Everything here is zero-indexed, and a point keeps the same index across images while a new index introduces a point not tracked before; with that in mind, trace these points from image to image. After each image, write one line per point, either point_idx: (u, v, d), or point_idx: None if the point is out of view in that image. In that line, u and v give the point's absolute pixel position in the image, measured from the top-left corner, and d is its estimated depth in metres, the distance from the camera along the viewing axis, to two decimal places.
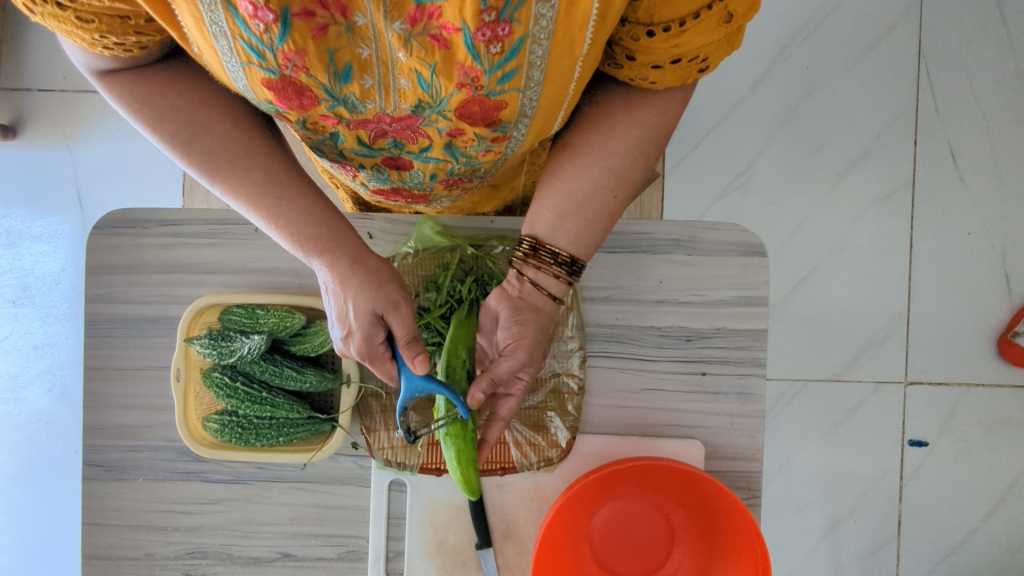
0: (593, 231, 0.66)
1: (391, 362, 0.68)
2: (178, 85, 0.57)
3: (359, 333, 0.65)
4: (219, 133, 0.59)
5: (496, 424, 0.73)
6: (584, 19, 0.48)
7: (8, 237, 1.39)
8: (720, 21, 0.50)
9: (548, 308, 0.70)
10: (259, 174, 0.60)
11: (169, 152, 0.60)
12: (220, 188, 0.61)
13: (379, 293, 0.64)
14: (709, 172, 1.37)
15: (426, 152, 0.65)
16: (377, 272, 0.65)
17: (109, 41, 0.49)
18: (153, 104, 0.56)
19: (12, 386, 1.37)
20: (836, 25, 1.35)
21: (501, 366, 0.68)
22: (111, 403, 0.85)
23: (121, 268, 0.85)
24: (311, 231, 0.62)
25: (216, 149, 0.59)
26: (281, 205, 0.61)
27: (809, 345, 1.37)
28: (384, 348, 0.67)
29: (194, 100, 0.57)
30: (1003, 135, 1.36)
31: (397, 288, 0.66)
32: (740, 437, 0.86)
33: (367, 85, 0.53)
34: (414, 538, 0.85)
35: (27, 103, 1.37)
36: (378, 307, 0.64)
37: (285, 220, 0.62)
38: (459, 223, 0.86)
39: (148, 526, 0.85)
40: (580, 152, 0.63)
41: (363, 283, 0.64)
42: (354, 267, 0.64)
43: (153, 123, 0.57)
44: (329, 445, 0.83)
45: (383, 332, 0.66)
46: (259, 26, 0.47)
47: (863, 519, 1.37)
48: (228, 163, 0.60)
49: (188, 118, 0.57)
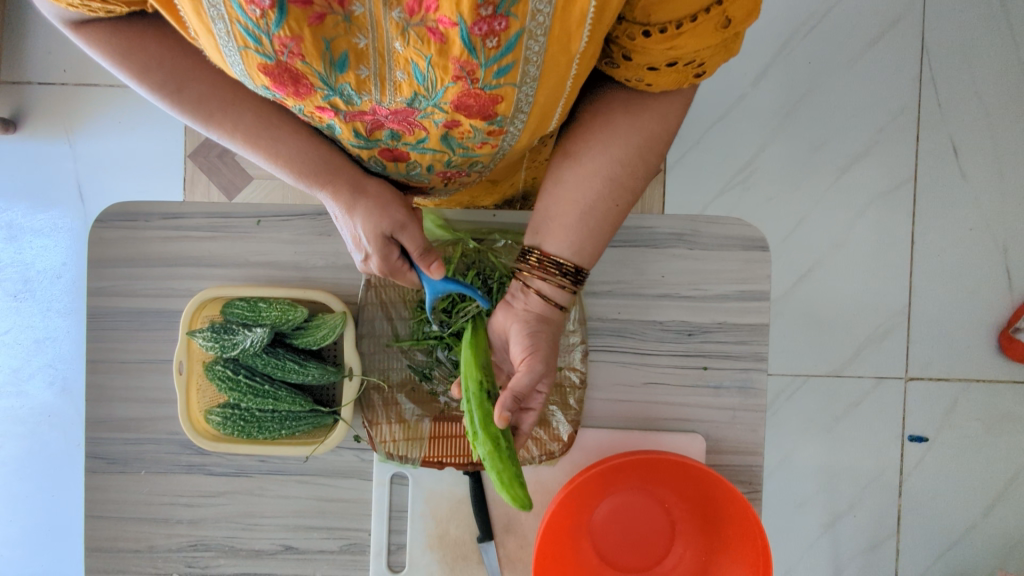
0: (596, 239, 0.66)
1: (413, 272, 0.73)
2: (158, 35, 0.57)
3: (376, 255, 0.69)
4: (207, 79, 0.59)
5: (523, 438, 0.73)
6: (581, 17, 0.48)
7: (10, 230, 1.39)
8: (718, 26, 0.50)
9: (556, 317, 0.69)
10: (252, 116, 0.61)
11: (161, 103, 0.60)
12: (217, 133, 0.62)
13: (385, 215, 0.66)
14: (710, 167, 1.37)
15: (422, 144, 0.64)
16: (380, 196, 0.67)
17: (76, 1, 0.49)
18: (137, 57, 0.56)
19: (14, 380, 1.37)
20: (838, 20, 1.34)
21: (520, 380, 0.65)
22: (113, 396, 0.85)
23: (123, 261, 0.85)
24: (310, 166, 0.64)
25: (207, 96, 0.60)
26: (277, 145, 0.62)
27: (810, 340, 1.37)
28: (401, 262, 0.71)
29: (177, 48, 0.57)
30: (1005, 130, 1.36)
31: (400, 208, 0.68)
32: (742, 431, 0.86)
33: (363, 75, 0.53)
34: (416, 531, 0.85)
35: (29, 96, 1.37)
36: (386, 227, 0.67)
37: (283, 157, 0.63)
38: (461, 217, 0.86)
39: (151, 518, 0.85)
40: (582, 160, 0.63)
41: (368, 208, 0.66)
42: (356, 196, 0.66)
43: (139, 76, 0.57)
44: (333, 437, 0.82)
45: (398, 249, 0.69)
46: (256, 11, 0.47)
47: (863, 513, 1.37)
48: (220, 109, 0.61)
49: (173, 68, 0.58)
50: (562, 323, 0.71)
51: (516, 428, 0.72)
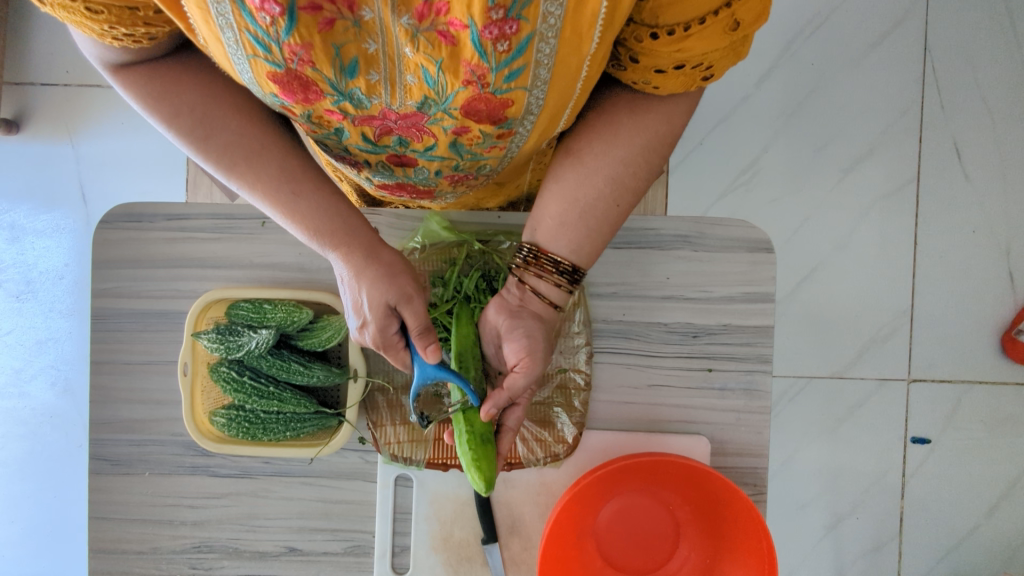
0: (595, 239, 0.66)
1: (405, 352, 0.70)
2: (192, 82, 0.57)
3: (374, 324, 0.66)
4: (235, 130, 0.59)
5: (507, 434, 0.75)
6: (592, 18, 0.47)
7: (12, 231, 1.39)
8: (727, 28, 0.50)
9: (550, 316, 0.70)
10: (275, 169, 0.61)
11: (186, 148, 0.60)
12: (237, 183, 0.62)
13: (393, 285, 0.64)
14: (713, 169, 1.37)
15: (431, 149, 0.64)
16: (391, 264, 0.65)
17: (120, 32, 0.49)
18: (169, 100, 0.56)
19: (16, 381, 1.37)
20: (842, 21, 1.34)
21: (515, 381, 0.68)
22: (118, 397, 0.85)
23: (127, 262, 0.85)
24: (326, 225, 0.62)
25: (233, 145, 0.59)
26: (296, 200, 0.61)
27: (813, 342, 1.37)
28: (398, 337, 0.68)
29: (208, 96, 0.58)
30: (1007, 132, 1.36)
31: (410, 280, 0.66)
32: (746, 433, 0.86)
33: (372, 81, 0.53)
34: (421, 533, 0.85)
35: (32, 97, 1.37)
36: (392, 299, 0.65)
37: (301, 214, 0.62)
38: (466, 219, 0.86)
39: (155, 520, 0.85)
40: (583, 158, 0.63)
41: (376, 275, 0.64)
42: (366, 261, 0.64)
43: (167, 120, 0.57)
44: (337, 439, 0.82)
45: (397, 323, 0.67)
46: (266, 19, 0.47)
47: (865, 515, 1.37)
48: (243, 159, 0.60)
49: (202, 115, 0.58)
50: (557, 321, 0.72)
51: (502, 422, 0.75)
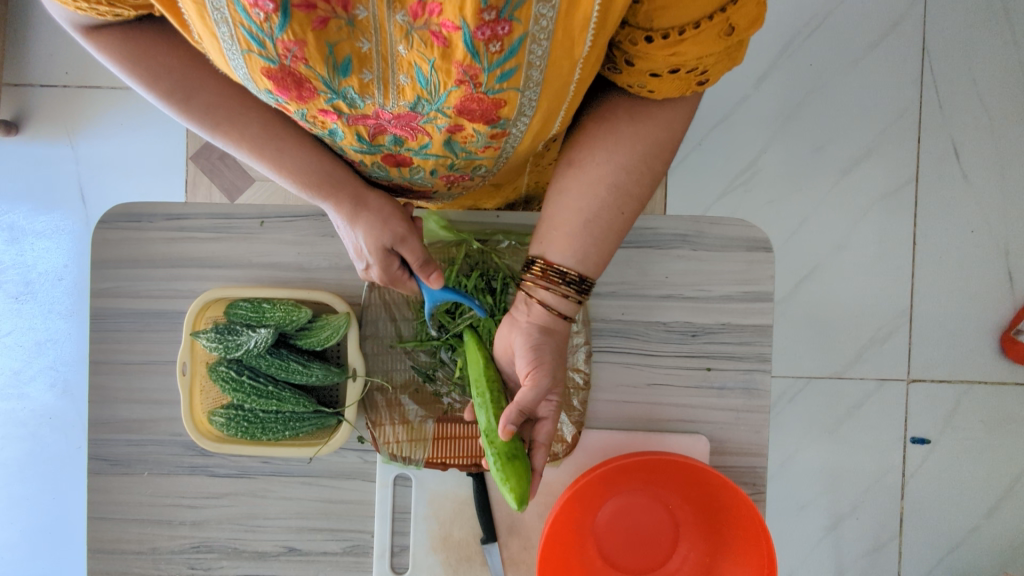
0: (601, 248, 0.66)
1: (413, 281, 0.74)
2: (168, 44, 0.57)
3: (377, 265, 0.70)
4: (215, 88, 0.60)
5: (539, 452, 0.70)
6: (585, 21, 0.48)
7: (12, 233, 1.39)
8: (721, 33, 0.50)
9: (560, 327, 0.69)
10: (258, 128, 0.62)
11: (168, 110, 0.61)
12: (223, 141, 0.63)
13: (386, 229, 0.67)
14: (712, 170, 1.37)
15: (426, 148, 0.64)
16: (380, 209, 0.67)
17: (84, 5, 0.49)
18: (146, 64, 0.56)
19: (16, 382, 1.37)
20: (840, 22, 1.34)
21: (527, 395, 0.65)
22: (116, 397, 0.85)
23: (126, 262, 0.85)
24: (314, 178, 0.64)
25: (214, 104, 0.60)
26: (283, 155, 0.63)
27: (811, 342, 1.37)
28: (401, 271, 0.73)
29: (185, 58, 0.58)
30: (1006, 132, 1.36)
31: (402, 221, 0.69)
32: (746, 432, 0.86)
33: (366, 80, 0.53)
34: (420, 533, 0.85)
35: (31, 98, 1.37)
36: (386, 241, 0.68)
37: (289, 168, 0.64)
38: (464, 217, 0.85)
39: (153, 520, 0.85)
40: (587, 169, 0.63)
41: (369, 220, 0.67)
42: (358, 208, 0.66)
43: (147, 83, 0.57)
44: (335, 439, 0.82)
45: (398, 260, 0.71)
46: (259, 15, 0.47)
47: (865, 515, 1.37)
48: (227, 119, 0.61)
49: (182, 77, 0.58)
50: (567, 331, 0.71)
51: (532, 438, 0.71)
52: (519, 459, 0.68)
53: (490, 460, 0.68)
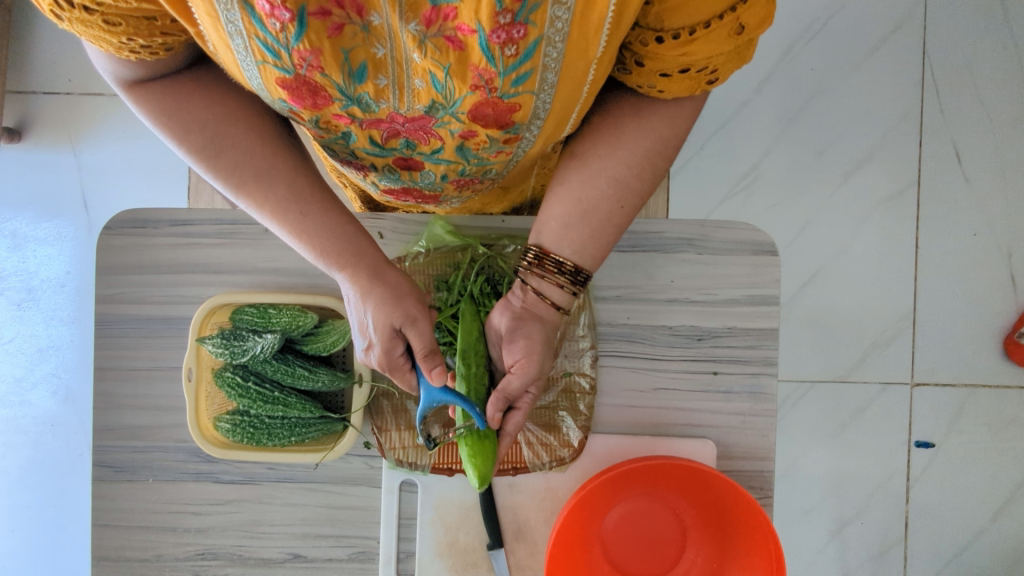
0: (599, 241, 0.66)
1: (412, 374, 0.70)
2: (203, 99, 0.57)
3: (379, 346, 0.67)
4: (244, 148, 0.60)
5: (506, 438, 0.75)
6: (600, 21, 0.48)
7: (13, 240, 1.38)
8: (731, 32, 0.50)
9: (552, 317, 0.70)
10: (283, 191, 0.61)
11: (195, 165, 0.60)
12: (245, 202, 0.62)
13: (398, 308, 0.66)
14: (714, 174, 1.37)
15: (438, 152, 0.65)
16: (396, 285, 0.66)
17: (137, 44, 0.49)
18: (181, 117, 0.57)
19: (17, 389, 1.37)
20: (840, 27, 1.35)
21: (511, 382, 0.69)
22: (121, 404, 0.85)
23: (131, 268, 0.85)
24: (334, 246, 0.63)
25: (241, 163, 0.60)
26: (304, 221, 0.62)
27: (815, 346, 1.37)
28: (404, 361, 0.69)
29: (220, 114, 0.58)
30: (1007, 135, 1.36)
31: (415, 302, 0.67)
32: (752, 436, 0.86)
33: (381, 85, 0.53)
34: (425, 539, 0.85)
35: (34, 106, 1.37)
36: (398, 321, 0.66)
37: (309, 235, 0.63)
38: (469, 223, 0.86)
39: (158, 527, 0.85)
40: (588, 160, 0.63)
41: (383, 296, 0.65)
42: (373, 282, 0.65)
43: (178, 138, 0.58)
44: (342, 444, 0.83)
45: (403, 344, 0.68)
46: (275, 25, 0.47)
47: (871, 520, 1.36)
48: (253, 179, 0.60)
49: (214, 133, 0.58)
50: (559, 323, 0.72)
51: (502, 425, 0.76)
52: (489, 440, 0.74)
53: (460, 437, 0.75)
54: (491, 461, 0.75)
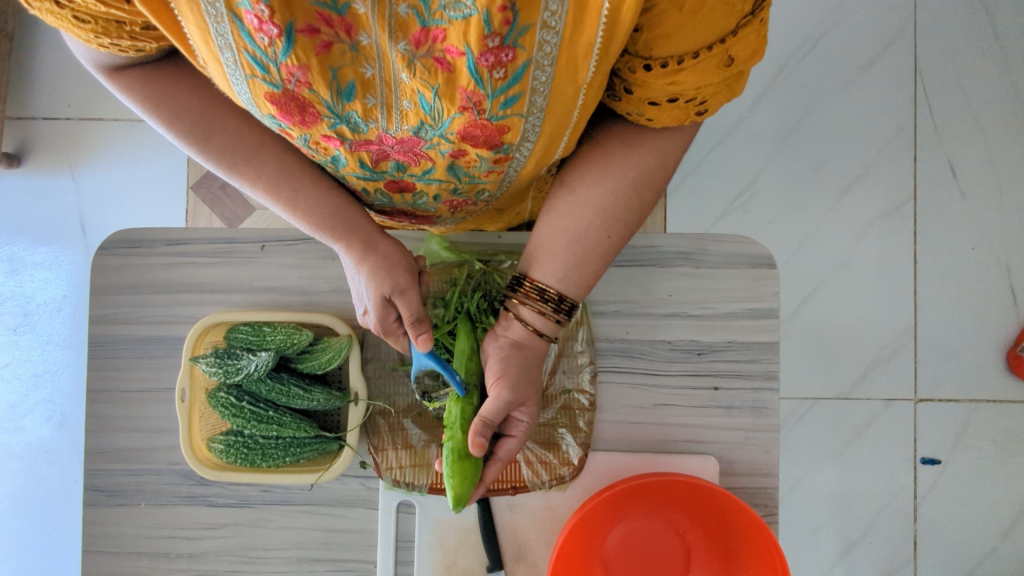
0: (584, 268, 0.66)
1: (405, 337, 0.74)
2: (188, 84, 0.57)
3: (375, 312, 0.70)
4: (233, 129, 0.60)
5: (496, 463, 0.73)
6: (588, 46, 0.48)
7: (11, 264, 1.38)
8: (721, 63, 0.50)
9: (536, 344, 0.70)
10: (275, 168, 0.62)
11: (185, 148, 0.61)
12: (239, 180, 0.63)
13: (388, 278, 0.68)
14: (711, 191, 1.37)
15: (429, 173, 0.65)
16: (387, 256, 0.68)
17: (106, 42, 0.48)
18: (167, 104, 0.57)
19: (11, 415, 1.35)
20: (832, 45, 1.37)
21: (487, 404, 0.67)
22: (113, 426, 0.84)
23: (125, 288, 0.84)
24: (325, 220, 0.65)
25: (232, 145, 0.60)
26: (297, 197, 0.64)
27: (817, 362, 1.35)
28: (399, 324, 0.72)
29: (205, 97, 0.58)
30: (1002, 149, 1.37)
31: (405, 272, 0.69)
32: (755, 452, 0.84)
33: (369, 105, 0.53)
34: (423, 562, 0.83)
35: (34, 131, 1.38)
36: (388, 291, 0.68)
37: (303, 210, 0.65)
38: (466, 239, 0.86)
39: (150, 553, 0.83)
40: (575, 189, 0.64)
41: (375, 266, 0.68)
42: (365, 252, 0.67)
43: (165, 121, 0.58)
44: (338, 464, 0.80)
45: (396, 311, 0.71)
46: (264, 39, 0.47)
47: (878, 539, 1.34)
48: (244, 160, 0.61)
49: (201, 117, 0.58)
50: (546, 348, 0.71)
51: (492, 451, 0.73)
52: (470, 459, 0.71)
53: (443, 456, 0.71)
54: (468, 481, 0.71)
